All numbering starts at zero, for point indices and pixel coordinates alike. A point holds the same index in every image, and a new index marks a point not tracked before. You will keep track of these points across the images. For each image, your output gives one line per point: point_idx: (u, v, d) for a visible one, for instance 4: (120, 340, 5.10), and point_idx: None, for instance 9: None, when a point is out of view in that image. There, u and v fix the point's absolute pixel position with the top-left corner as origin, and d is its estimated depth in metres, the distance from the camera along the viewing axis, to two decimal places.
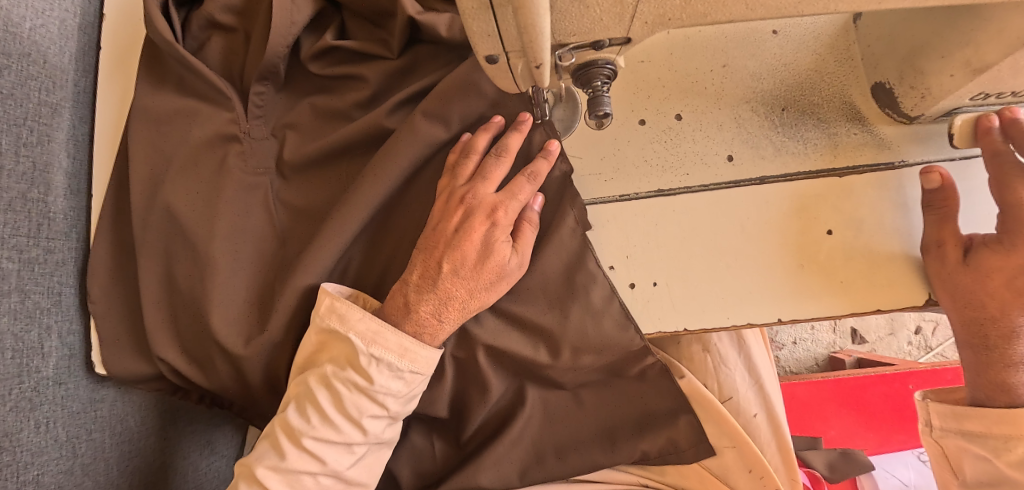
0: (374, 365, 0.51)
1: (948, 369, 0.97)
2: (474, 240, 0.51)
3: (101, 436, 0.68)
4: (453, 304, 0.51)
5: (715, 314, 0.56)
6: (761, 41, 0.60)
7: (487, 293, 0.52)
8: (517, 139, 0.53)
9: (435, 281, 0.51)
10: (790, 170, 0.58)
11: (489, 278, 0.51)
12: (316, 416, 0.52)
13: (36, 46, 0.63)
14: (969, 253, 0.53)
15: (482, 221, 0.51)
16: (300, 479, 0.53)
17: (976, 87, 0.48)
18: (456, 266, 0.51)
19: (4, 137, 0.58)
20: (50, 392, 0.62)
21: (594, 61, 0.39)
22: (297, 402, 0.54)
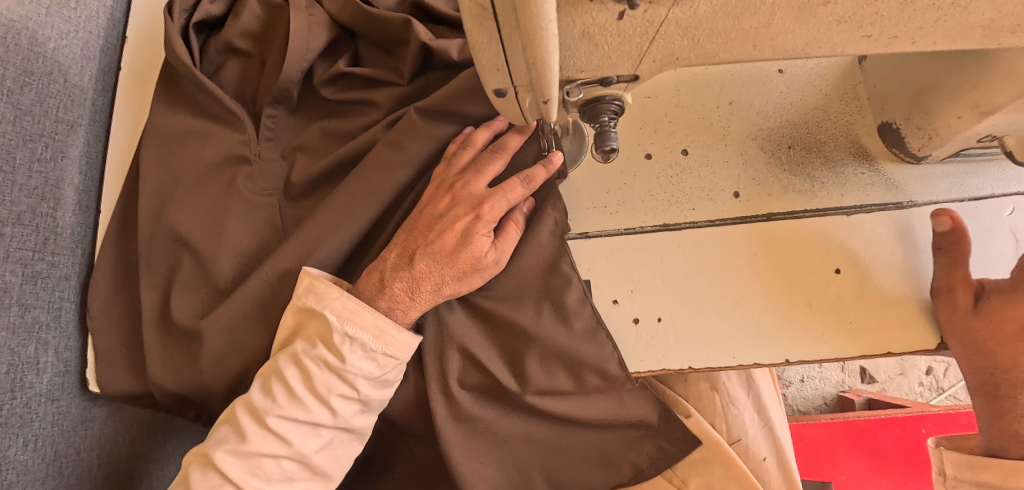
0: (347, 344, 0.52)
1: (962, 413, 0.92)
2: (455, 230, 0.52)
3: (88, 456, 0.69)
4: (426, 284, 0.52)
5: (722, 353, 0.55)
6: (766, 80, 0.60)
7: (461, 282, 0.53)
8: (517, 139, 0.54)
9: (411, 262, 0.53)
10: (798, 207, 0.57)
11: (463, 267, 0.52)
12: (282, 394, 0.52)
13: (58, 66, 0.65)
14: (980, 300, 0.52)
15: (466, 211, 0.53)
16: (261, 464, 0.52)
17: (983, 129, 0.48)
18: (434, 252, 0.52)
19: (19, 153, 0.60)
20: (43, 409, 0.63)
21: (602, 97, 0.39)
22: (264, 381, 0.54)
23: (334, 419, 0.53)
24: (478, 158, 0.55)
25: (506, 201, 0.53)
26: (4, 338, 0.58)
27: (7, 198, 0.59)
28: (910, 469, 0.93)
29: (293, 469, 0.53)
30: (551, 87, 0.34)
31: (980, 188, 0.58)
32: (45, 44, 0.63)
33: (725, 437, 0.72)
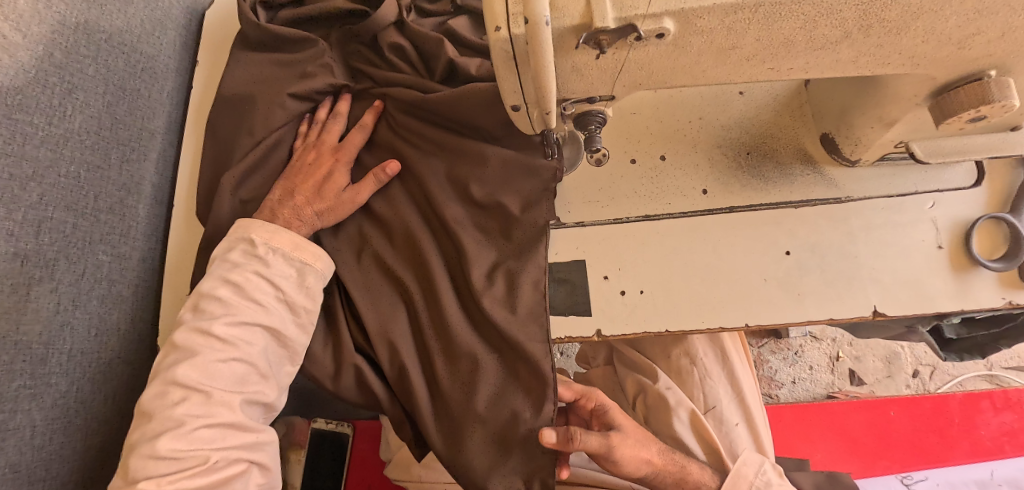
0: (268, 251, 0.68)
1: (925, 398, 1.08)
2: (326, 146, 0.74)
3: (147, 416, 0.86)
4: (307, 194, 0.71)
5: (693, 318, 0.67)
6: (729, 100, 0.74)
7: (330, 187, 0.72)
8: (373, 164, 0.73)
9: (299, 187, 0.72)
10: (754, 202, 0.70)
11: (319, 183, 0.72)
12: (218, 334, 0.64)
13: (143, 85, 0.84)
14: (843, 287, 0.68)
15: (329, 156, 0.74)
16: (217, 369, 0.63)
17: (894, 136, 0.61)
18: (317, 180, 0.72)
19: (114, 154, 0.79)
20: (120, 369, 0.79)
21: (589, 111, 0.53)
22: (190, 321, 0.65)
23: (250, 352, 0.65)
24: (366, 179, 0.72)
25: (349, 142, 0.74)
26: (96, 305, 0.75)
27: (103, 192, 0.77)
28: (878, 449, 1.05)
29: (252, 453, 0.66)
30: (550, 102, 0.48)
31: (905, 186, 0.71)
32: (135, 76, 0.82)
33: (701, 406, 0.83)
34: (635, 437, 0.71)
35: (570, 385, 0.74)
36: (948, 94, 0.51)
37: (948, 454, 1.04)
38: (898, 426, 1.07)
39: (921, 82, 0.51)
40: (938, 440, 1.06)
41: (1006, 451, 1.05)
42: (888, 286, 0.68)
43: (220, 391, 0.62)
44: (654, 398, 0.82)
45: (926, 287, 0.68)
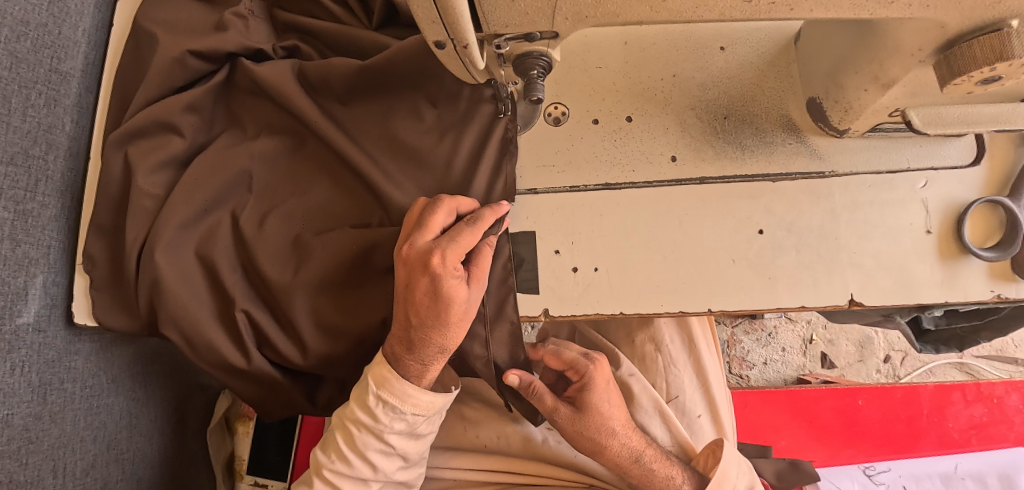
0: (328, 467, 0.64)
1: (898, 387, 0.99)
2: (424, 290, 0.52)
3: (72, 386, 0.73)
4: (431, 348, 0.55)
5: (651, 300, 0.60)
6: (709, 55, 0.65)
7: (461, 329, 0.55)
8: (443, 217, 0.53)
9: (410, 333, 0.55)
10: (728, 173, 0.62)
11: (437, 346, 0.55)
12: (384, 408, 0.59)
13: (54, 18, 0.70)
14: (821, 273, 0.61)
15: (423, 273, 0.51)
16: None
17: (890, 102, 0.54)
18: (442, 342, 0.55)
19: (16, 97, 0.65)
20: (30, 338, 0.68)
21: (529, 53, 0.44)
22: (326, 441, 0.65)
23: (377, 472, 0.63)
24: (408, 271, 0.52)
25: (460, 246, 0.51)
26: None
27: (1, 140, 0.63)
28: (846, 437, 0.97)
29: None
30: (469, 33, 0.40)
31: (896, 162, 0.63)
32: (40, 8, 0.68)
33: (663, 395, 0.77)
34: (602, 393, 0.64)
35: (562, 354, 0.65)
36: (955, 49, 0.44)
37: (914, 444, 0.96)
38: (867, 414, 0.98)
39: (927, 31, 0.44)
40: (906, 430, 0.97)
41: (973, 446, 0.96)
42: (869, 272, 0.61)
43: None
44: (617, 385, 0.75)
45: (909, 273, 0.61)
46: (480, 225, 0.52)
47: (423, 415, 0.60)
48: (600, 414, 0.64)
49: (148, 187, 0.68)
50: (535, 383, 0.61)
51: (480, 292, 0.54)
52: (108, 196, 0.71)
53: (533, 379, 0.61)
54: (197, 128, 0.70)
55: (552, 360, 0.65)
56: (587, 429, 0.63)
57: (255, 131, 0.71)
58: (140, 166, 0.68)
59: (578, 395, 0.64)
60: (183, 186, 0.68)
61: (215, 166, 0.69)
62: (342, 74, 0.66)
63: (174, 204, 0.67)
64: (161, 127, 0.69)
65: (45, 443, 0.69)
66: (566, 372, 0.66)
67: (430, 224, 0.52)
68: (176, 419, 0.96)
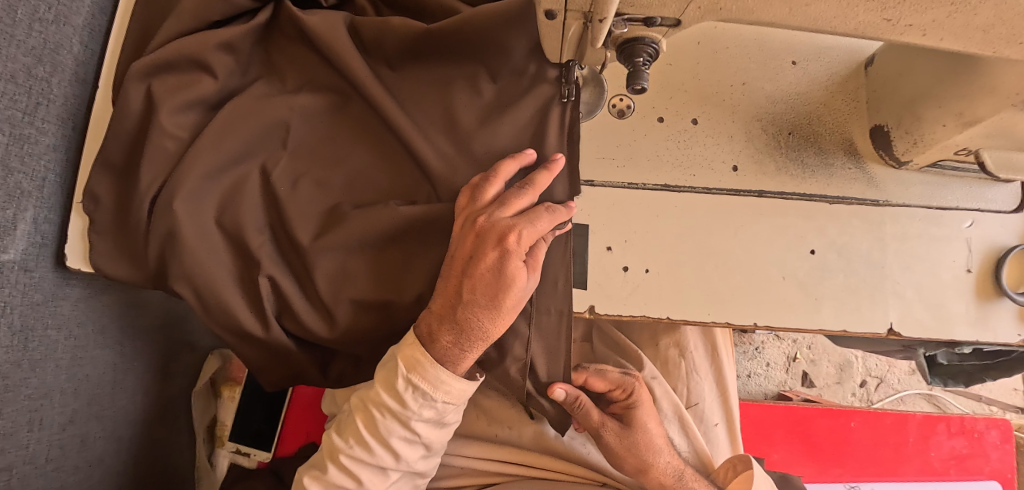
0: (346, 453, 0.60)
1: (888, 413, 1.03)
2: (488, 265, 0.52)
3: (56, 334, 0.68)
4: (474, 333, 0.53)
5: (698, 308, 0.60)
6: (780, 68, 0.64)
7: (507, 319, 0.54)
8: (524, 198, 0.54)
9: (456, 312, 0.53)
10: (787, 189, 0.62)
11: (482, 331, 0.53)
12: (414, 394, 0.56)
13: None
14: (865, 300, 0.61)
15: (493, 247, 0.52)
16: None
17: (963, 140, 0.54)
18: (487, 330, 0.53)
19: (22, 7, 0.59)
20: (16, 277, 0.62)
21: (641, 38, 0.42)
22: (343, 424, 0.62)
23: (398, 461, 0.60)
24: (477, 243, 0.52)
25: (535, 230, 0.52)
26: None
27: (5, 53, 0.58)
28: (833, 456, 1.00)
29: None
30: (610, 8, 0.37)
31: (947, 199, 0.63)
32: None
33: (684, 400, 0.79)
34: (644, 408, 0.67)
35: (605, 375, 0.67)
36: None
37: (897, 468, 1.00)
38: (857, 437, 1.01)
39: None
40: (891, 454, 1.01)
41: (950, 475, 1.00)
42: (911, 304, 0.62)
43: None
44: None
45: (947, 309, 0.62)
46: (557, 216, 0.54)
47: (453, 404, 0.57)
48: (646, 426, 0.67)
49: (171, 128, 0.64)
50: (579, 396, 0.62)
51: (534, 284, 0.54)
52: (123, 133, 0.66)
53: (578, 394, 0.62)
54: (231, 71, 0.66)
55: (598, 382, 0.66)
56: (634, 446, 0.66)
57: (295, 82, 0.67)
58: (164, 104, 0.64)
59: (624, 412, 0.67)
60: (211, 129, 0.63)
61: (248, 113, 0.64)
62: (404, 41, 0.61)
63: (199, 149, 0.62)
64: (193, 64, 0.64)
65: (23, 393, 0.65)
66: (609, 391, 0.67)
67: (510, 203, 0.53)
68: (162, 376, 0.92)
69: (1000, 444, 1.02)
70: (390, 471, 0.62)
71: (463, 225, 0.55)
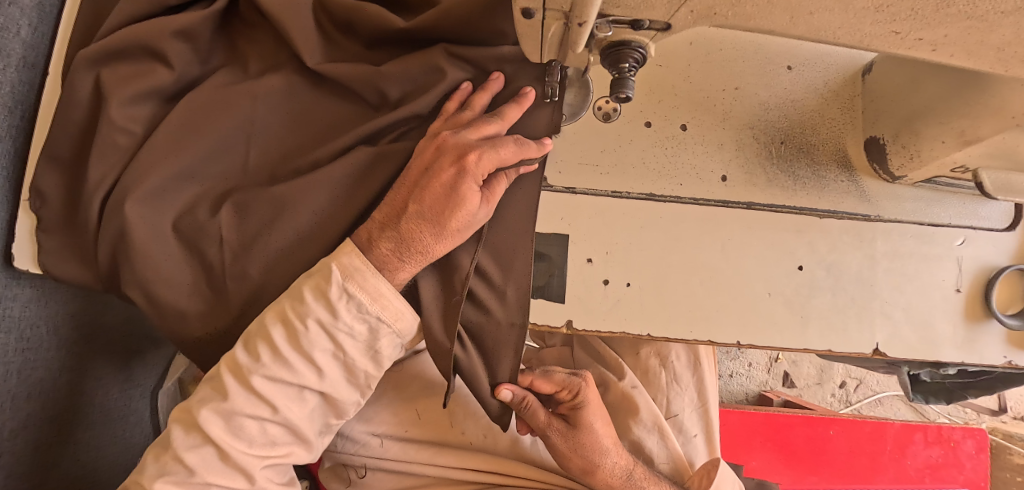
0: (257, 371, 0.51)
1: (867, 421, 1.02)
2: (442, 182, 0.49)
3: (6, 337, 0.64)
4: (414, 245, 0.50)
5: (681, 325, 0.57)
6: (775, 73, 0.61)
7: (452, 241, 0.51)
8: (495, 128, 0.51)
9: (399, 221, 0.50)
10: (777, 202, 0.59)
11: (423, 246, 0.50)
12: (348, 304, 0.50)
13: None
14: (854, 320, 0.59)
15: (451, 164, 0.49)
16: (244, 424, 0.52)
17: (962, 158, 0.51)
18: (430, 248, 0.51)
19: None
20: None
21: (627, 41, 0.38)
22: (249, 339, 0.52)
23: (319, 383, 0.52)
24: (436, 161, 0.50)
25: (497, 156, 0.49)
26: None
27: None
28: (812, 463, 0.99)
29: (273, 430, 0.53)
30: (591, 10, 0.33)
31: (940, 216, 0.61)
32: None
33: (663, 411, 0.77)
34: (595, 411, 0.61)
35: (551, 377, 0.59)
36: None
37: (873, 476, 1.00)
38: (835, 445, 1.00)
39: None
40: (867, 464, 1.00)
41: (926, 484, 1.00)
42: (899, 324, 0.60)
43: (243, 453, 0.52)
44: (620, 397, 0.74)
45: (934, 330, 0.60)
46: (525, 150, 0.50)
47: (390, 324, 0.51)
48: (591, 428, 0.61)
49: (121, 121, 0.59)
50: (527, 397, 0.58)
51: (486, 215, 0.52)
52: (71, 124, 0.61)
53: (524, 394, 0.57)
54: (188, 60, 0.61)
55: (544, 385, 0.58)
56: (581, 447, 0.62)
57: (258, 73, 0.62)
58: (115, 94, 0.59)
59: (571, 413, 0.61)
60: (168, 123, 0.59)
61: (208, 105, 0.60)
62: (382, 34, 0.58)
63: (156, 146, 0.58)
64: (147, 53, 0.59)
65: None
66: (557, 393, 0.60)
67: (478, 126, 0.51)
68: (125, 374, 0.88)
69: (975, 454, 1.02)
70: (307, 397, 0.53)
71: (429, 139, 0.53)
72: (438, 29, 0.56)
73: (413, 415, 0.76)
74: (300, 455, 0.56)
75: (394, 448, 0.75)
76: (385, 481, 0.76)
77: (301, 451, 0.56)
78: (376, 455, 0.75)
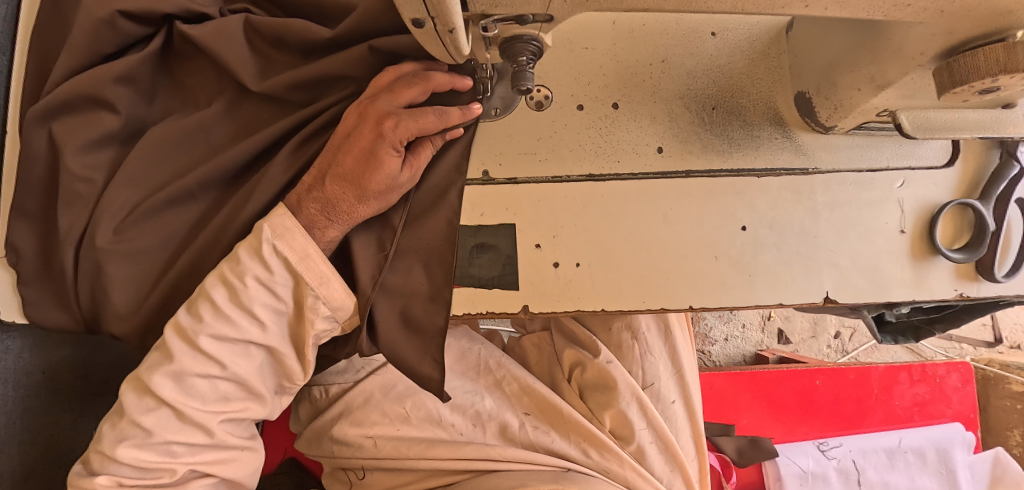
0: (201, 332, 0.52)
1: (851, 369, 1.05)
2: (361, 146, 0.51)
3: (4, 388, 0.69)
4: (340, 207, 0.53)
5: (632, 296, 0.59)
6: (700, 40, 0.63)
7: (375, 202, 0.53)
8: (416, 89, 0.51)
9: (324, 182, 0.53)
10: (713, 167, 0.61)
11: (346, 206, 0.53)
12: (280, 259, 0.52)
13: None
14: (802, 272, 0.61)
15: (370, 129, 0.50)
16: (195, 384, 0.53)
17: (880, 103, 0.52)
18: (353, 206, 0.53)
19: None
20: None
21: (519, 36, 0.40)
22: (191, 303, 0.53)
23: (265, 337, 0.54)
24: (360, 128, 0.51)
25: (416, 125, 0.50)
26: None
27: None
28: (801, 415, 1.02)
29: (225, 386, 0.54)
30: (455, 17, 0.36)
31: (877, 160, 0.62)
32: None
33: (639, 382, 0.79)
34: None
35: None
36: (958, 58, 0.43)
37: (862, 421, 1.03)
38: (823, 394, 1.03)
39: (933, 37, 0.42)
40: (855, 409, 1.03)
41: (914, 422, 1.03)
42: (846, 271, 0.61)
43: (199, 411, 0.53)
44: (596, 373, 0.78)
45: (881, 273, 0.62)
46: (446, 118, 0.51)
47: (314, 286, 0.53)
48: None
49: (79, 170, 0.60)
50: None
51: (409, 179, 0.53)
52: (36, 180, 0.63)
53: None
54: (133, 102, 0.62)
55: None
56: None
57: (205, 103, 0.63)
58: (69, 145, 0.60)
59: None
60: (127, 165, 0.60)
61: (162, 143, 0.60)
62: (311, 45, 0.58)
63: (118, 189, 0.59)
64: (91, 101, 0.61)
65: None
66: None
67: (398, 91, 0.51)
68: None
69: (961, 386, 1.05)
70: (255, 351, 0.55)
71: (356, 102, 0.54)
72: (368, 30, 0.55)
73: (401, 412, 0.78)
74: (256, 409, 0.57)
75: (387, 446, 0.76)
76: (383, 479, 0.78)
77: (256, 405, 0.57)
78: (370, 455, 0.77)
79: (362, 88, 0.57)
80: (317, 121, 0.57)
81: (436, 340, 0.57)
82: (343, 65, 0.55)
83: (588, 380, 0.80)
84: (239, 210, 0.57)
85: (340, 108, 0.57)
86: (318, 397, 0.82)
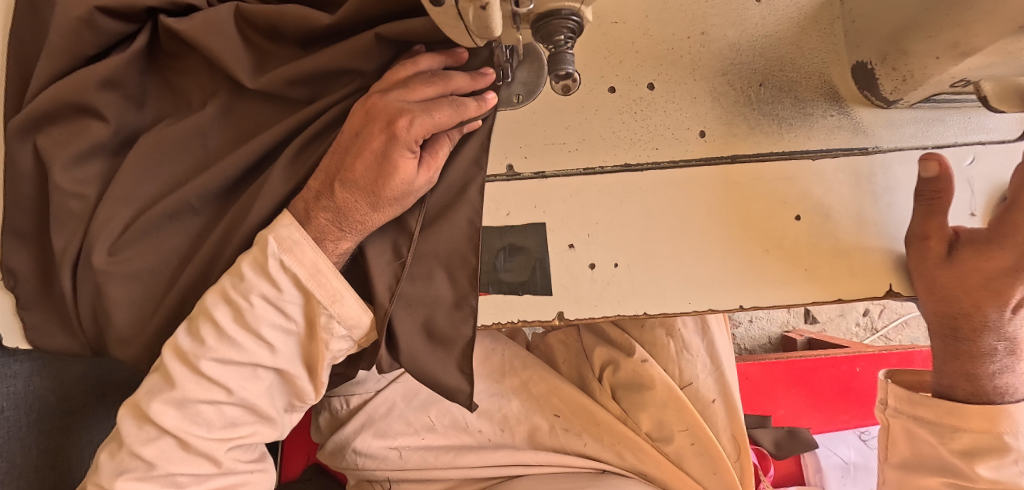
0: (204, 356, 0.47)
1: (892, 354, 0.98)
2: (373, 149, 0.45)
3: (16, 414, 0.67)
4: (352, 215, 0.47)
5: (675, 298, 0.53)
6: (743, 8, 0.56)
7: (390, 208, 0.48)
8: (432, 87, 0.45)
9: (333, 189, 0.47)
10: (762, 149, 0.55)
11: (359, 214, 0.47)
12: (289, 276, 0.48)
13: None
14: (865, 261, 0.54)
15: (381, 130, 0.45)
16: (200, 411, 0.48)
17: (958, 73, 0.46)
18: (366, 213, 0.48)
19: None
20: None
21: (556, 11, 0.34)
22: (191, 322, 0.49)
23: (273, 359, 0.49)
24: (370, 129, 0.45)
25: (431, 121, 0.45)
26: None
27: None
28: (841, 404, 0.97)
29: (232, 412, 0.50)
30: None
31: (944, 136, 0.56)
32: None
33: (676, 381, 0.75)
34: None
35: None
36: None
37: None
38: (863, 382, 0.97)
39: None
40: None
41: None
42: None
43: (205, 440, 0.49)
44: (631, 373, 0.75)
45: None
46: (464, 111, 0.46)
47: (327, 305, 0.48)
48: None
49: (70, 185, 0.55)
50: None
51: (427, 181, 0.48)
52: (26, 197, 0.58)
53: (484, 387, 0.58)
54: (122, 108, 0.56)
55: None
56: None
57: (200, 104, 0.57)
58: (57, 159, 0.55)
59: None
60: (120, 177, 0.54)
61: (155, 150, 0.55)
62: (311, 34, 0.52)
63: (111, 204, 0.54)
64: (76, 109, 0.55)
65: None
66: None
67: (414, 87, 0.45)
68: None
69: None
70: (264, 374, 0.50)
71: (364, 97, 0.48)
72: (374, 14, 0.49)
73: (426, 421, 0.74)
74: (266, 432, 0.52)
75: (414, 458, 0.72)
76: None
77: (266, 428, 0.52)
78: (396, 467, 0.72)
79: (371, 82, 0.52)
80: (321, 120, 0.51)
81: (464, 353, 0.52)
82: (347, 55, 0.49)
83: (622, 380, 0.76)
84: (241, 221, 0.52)
85: (347, 104, 0.52)
86: (338, 408, 0.76)
